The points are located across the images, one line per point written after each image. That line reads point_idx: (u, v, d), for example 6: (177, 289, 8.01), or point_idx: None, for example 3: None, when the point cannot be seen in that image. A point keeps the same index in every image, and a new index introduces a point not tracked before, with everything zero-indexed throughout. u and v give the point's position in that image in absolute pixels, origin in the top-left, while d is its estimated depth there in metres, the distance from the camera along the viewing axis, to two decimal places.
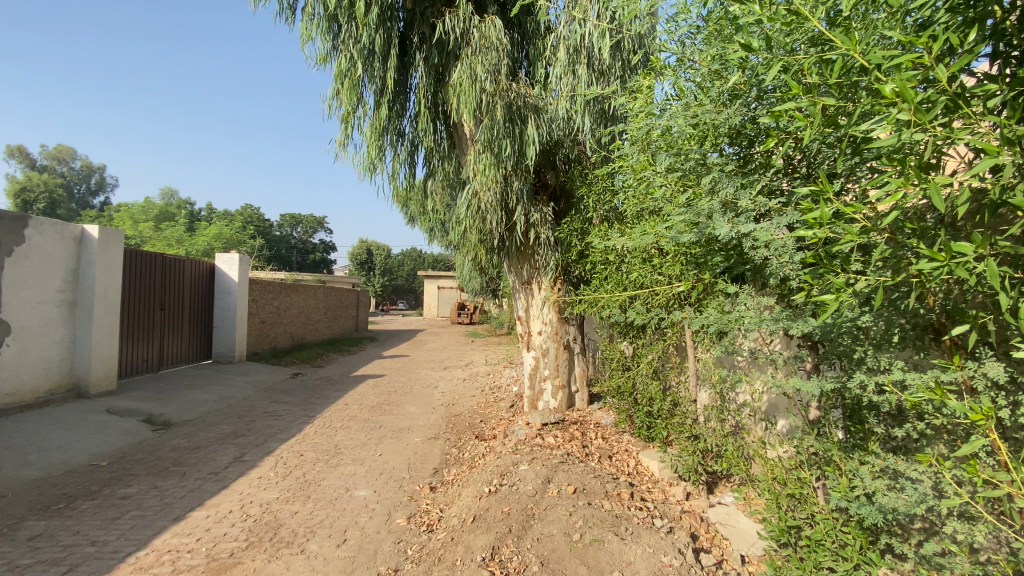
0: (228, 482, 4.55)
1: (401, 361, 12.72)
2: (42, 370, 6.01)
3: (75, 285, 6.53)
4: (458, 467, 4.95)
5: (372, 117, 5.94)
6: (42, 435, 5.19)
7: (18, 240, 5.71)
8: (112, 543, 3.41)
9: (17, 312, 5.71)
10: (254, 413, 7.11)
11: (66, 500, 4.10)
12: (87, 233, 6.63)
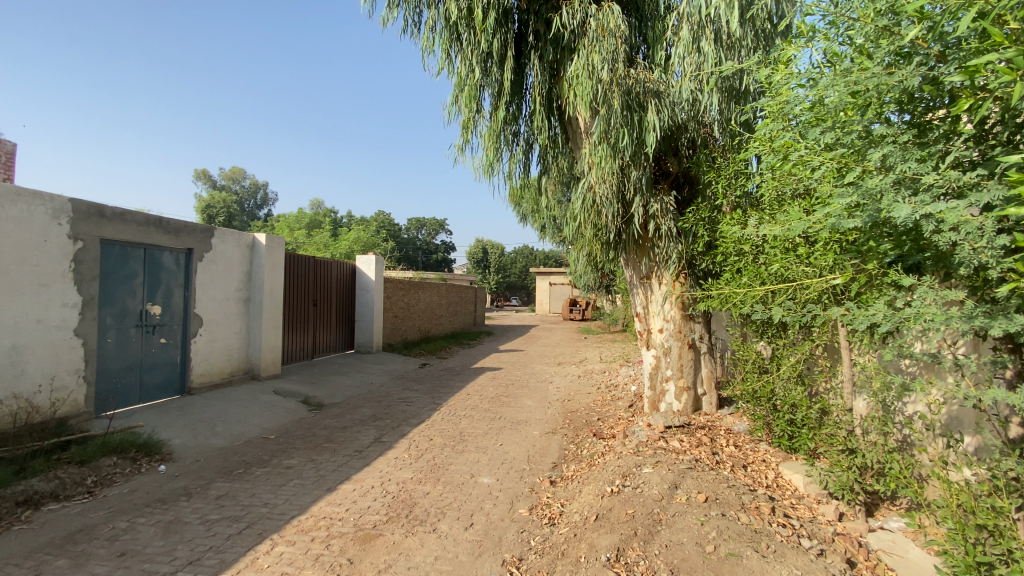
0: (369, 460, 5.04)
1: (517, 356, 13.03)
2: (225, 357, 7.20)
3: (249, 284, 7.70)
4: (578, 464, 4.93)
5: (490, 120, 6.13)
6: (227, 411, 6.21)
7: (207, 248, 6.87)
8: (279, 507, 3.95)
9: (207, 308, 6.89)
10: (389, 399, 7.80)
11: (245, 466, 4.86)
12: (257, 241, 7.78)
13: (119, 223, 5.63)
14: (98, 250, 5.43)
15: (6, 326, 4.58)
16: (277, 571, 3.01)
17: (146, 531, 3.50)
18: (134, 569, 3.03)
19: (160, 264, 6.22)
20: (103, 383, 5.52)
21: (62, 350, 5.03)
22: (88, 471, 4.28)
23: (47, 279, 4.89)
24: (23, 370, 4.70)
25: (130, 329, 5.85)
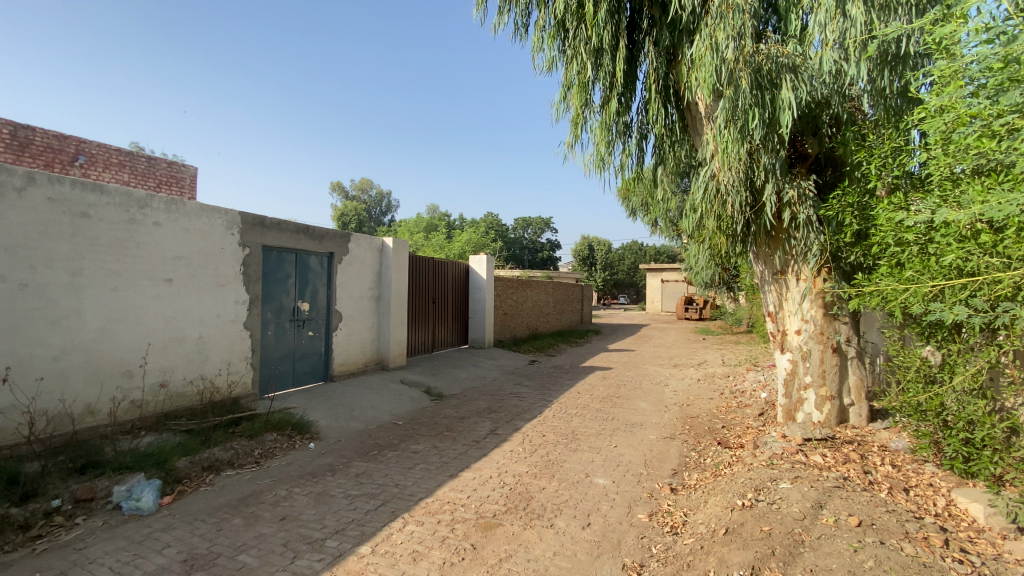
0: (487, 451, 5.23)
1: (628, 356, 12.67)
2: (360, 348, 7.98)
3: (379, 284, 8.42)
4: (701, 473, 4.63)
5: (601, 114, 6.01)
6: (363, 397, 6.87)
7: (344, 251, 7.65)
8: (409, 488, 4.27)
9: (345, 304, 7.68)
10: (502, 393, 8.04)
11: (378, 448, 5.34)
12: (385, 244, 8.48)
13: (277, 231, 6.49)
14: (261, 255, 6.31)
15: (196, 320, 5.53)
16: (409, 548, 3.25)
17: (300, 500, 3.99)
18: (293, 532, 3.47)
19: (307, 266, 7.06)
20: (266, 369, 6.43)
21: (235, 340, 5.95)
22: (255, 444, 5.00)
23: (223, 280, 5.81)
24: (207, 356, 5.64)
25: (286, 323, 6.73)
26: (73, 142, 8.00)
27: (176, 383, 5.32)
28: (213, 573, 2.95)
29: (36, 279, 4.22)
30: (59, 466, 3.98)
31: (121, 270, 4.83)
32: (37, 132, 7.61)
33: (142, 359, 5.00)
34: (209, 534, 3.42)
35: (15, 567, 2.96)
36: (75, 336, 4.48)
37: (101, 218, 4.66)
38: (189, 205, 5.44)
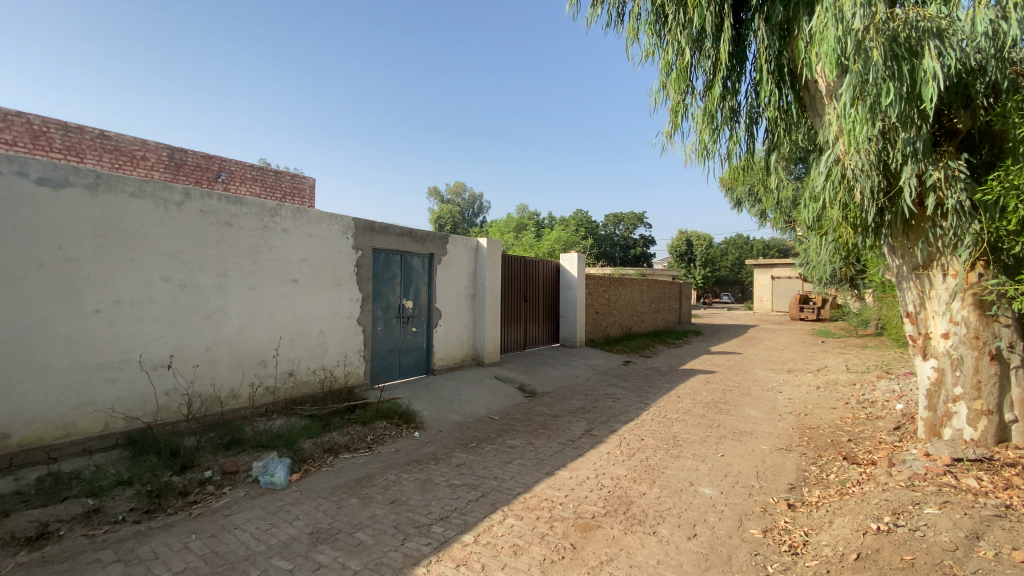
0: (583, 451, 5.19)
1: (732, 359, 11.85)
2: (458, 344, 8.32)
3: (475, 283, 8.71)
4: (823, 490, 4.20)
5: (704, 101, 5.68)
6: (461, 391, 7.15)
7: (444, 252, 8.00)
8: (508, 482, 4.35)
9: (444, 303, 8.02)
10: (597, 393, 7.92)
11: (477, 441, 5.52)
12: (481, 244, 8.73)
13: (384, 235, 6.96)
14: (371, 257, 6.81)
15: (317, 316, 6.10)
16: (510, 541, 3.31)
17: (407, 486, 4.24)
18: (402, 515, 3.69)
19: (411, 266, 7.49)
20: (375, 361, 6.93)
21: (349, 334, 6.48)
22: (367, 430, 5.40)
23: (339, 280, 6.36)
24: (327, 349, 6.21)
25: (392, 319, 7.20)
26: (217, 161, 9.22)
27: (301, 372, 5.92)
28: (334, 547, 3.23)
29: (193, 281, 4.92)
30: (210, 441, 4.60)
31: (257, 272, 5.47)
32: (190, 154, 8.87)
33: (274, 350, 5.64)
34: (330, 511, 3.75)
35: (179, 526, 3.47)
36: (222, 330, 5.16)
37: (241, 227, 5.32)
38: (310, 213, 6.02)
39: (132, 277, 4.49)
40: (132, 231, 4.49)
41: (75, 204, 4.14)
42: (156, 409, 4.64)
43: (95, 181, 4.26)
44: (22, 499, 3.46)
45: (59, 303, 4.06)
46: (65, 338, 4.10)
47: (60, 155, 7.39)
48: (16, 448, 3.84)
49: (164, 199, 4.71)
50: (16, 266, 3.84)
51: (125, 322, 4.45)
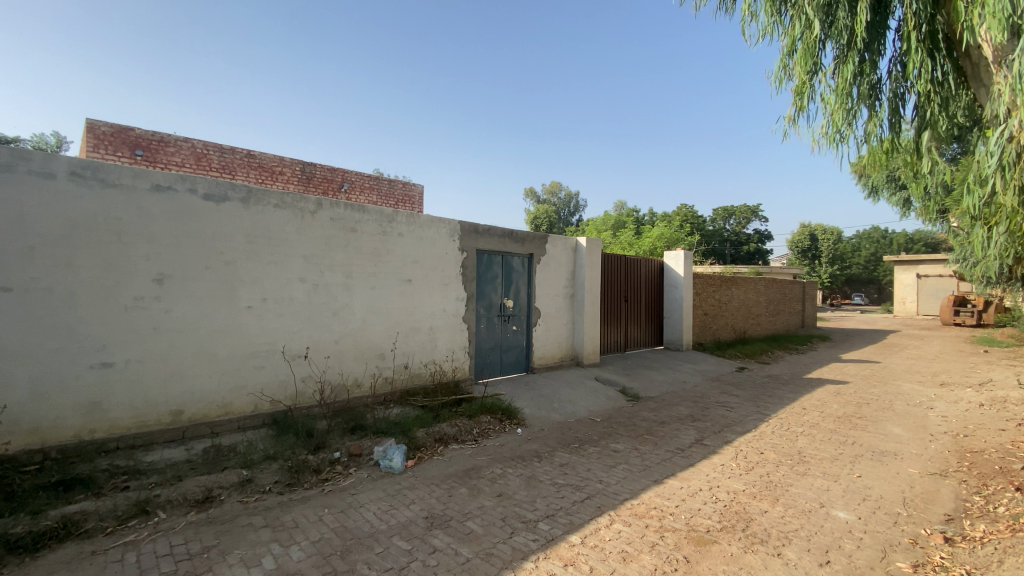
0: (694, 461, 4.92)
1: (869, 368, 10.48)
2: (558, 344, 8.34)
3: (575, 282, 8.65)
4: (994, 526, 3.55)
5: (836, 79, 5.10)
6: (562, 391, 7.15)
7: (544, 252, 8.06)
8: (613, 487, 4.26)
9: (543, 302, 8.08)
10: (706, 401, 7.46)
11: (580, 442, 5.48)
12: (580, 243, 8.65)
13: (487, 236, 7.19)
14: (475, 258, 7.07)
15: (428, 314, 6.48)
16: (618, 547, 3.24)
17: (513, 481, 4.33)
18: (509, 509, 3.78)
19: (512, 266, 7.64)
20: (479, 358, 7.19)
21: (456, 331, 6.79)
22: (473, 424, 5.61)
23: (447, 280, 6.69)
24: (436, 344, 6.57)
25: (495, 318, 7.41)
26: (340, 173, 10.19)
27: (414, 366, 6.33)
28: (447, 533, 3.40)
29: (324, 281, 5.48)
30: (338, 425, 5.10)
31: (376, 273, 5.94)
32: (318, 167, 9.92)
33: (391, 344, 6.09)
34: (442, 498, 3.95)
35: (313, 500, 3.88)
36: (347, 325, 5.68)
37: (363, 232, 5.80)
38: (422, 217, 6.39)
39: (275, 277, 5.12)
40: (275, 238, 5.11)
41: (232, 215, 4.81)
42: (294, 394, 5.25)
43: (247, 195, 4.91)
44: (195, 465, 4.11)
45: (220, 300, 4.75)
46: (226, 330, 4.80)
47: (217, 172, 8.71)
48: (189, 422, 4.58)
49: (300, 209, 5.29)
50: (189, 268, 4.57)
51: (270, 317, 5.08)
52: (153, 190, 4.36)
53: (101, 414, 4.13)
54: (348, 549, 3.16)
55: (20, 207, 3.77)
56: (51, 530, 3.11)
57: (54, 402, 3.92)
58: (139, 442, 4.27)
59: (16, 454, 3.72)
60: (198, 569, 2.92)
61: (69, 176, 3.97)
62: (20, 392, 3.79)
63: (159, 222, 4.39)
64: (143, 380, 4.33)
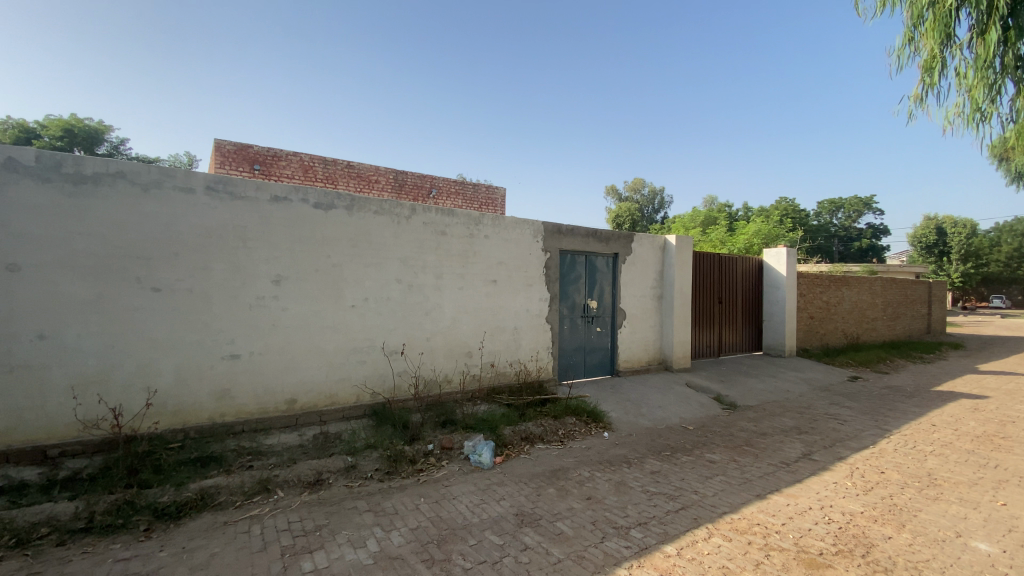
0: (801, 477, 4.53)
1: (1017, 382, 9.01)
2: (645, 347, 8.08)
3: (663, 282, 8.32)
4: None
5: (974, 50, 4.47)
6: (651, 396, 6.92)
7: (630, 251, 7.84)
8: (710, 499, 4.04)
9: (630, 303, 7.86)
10: (814, 412, 6.83)
11: (671, 450, 5.26)
12: (669, 242, 8.30)
13: (570, 237, 7.14)
14: (559, 258, 7.05)
15: (513, 314, 6.57)
16: (718, 562, 3.06)
17: (602, 485, 4.26)
18: (599, 514, 3.72)
19: (596, 266, 7.52)
20: (563, 359, 7.17)
21: (540, 332, 6.83)
22: (559, 424, 5.58)
23: (532, 280, 6.74)
24: (521, 344, 6.64)
25: (579, 319, 7.34)
26: (429, 179, 10.66)
27: (500, 365, 6.45)
28: (538, 532, 3.42)
29: (417, 282, 5.75)
30: (430, 419, 5.32)
31: (465, 273, 6.13)
32: (409, 174, 10.45)
33: (478, 343, 6.26)
34: (532, 497, 3.98)
35: (409, 489, 4.09)
36: (438, 324, 5.91)
37: (452, 235, 6.02)
38: (507, 219, 6.49)
39: (374, 279, 5.46)
40: (374, 242, 5.45)
41: (338, 222, 5.21)
42: (391, 388, 5.57)
43: (350, 202, 5.28)
44: (306, 449, 4.50)
45: (327, 300, 5.16)
46: (333, 327, 5.20)
47: (322, 183, 9.51)
48: (301, 409, 5.02)
49: (396, 214, 5.59)
50: (301, 271, 5.01)
51: (370, 315, 5.43)
52: (272, 201, 4.84)
53: (231, 400, 4.66)
54: (444, 539, 3.29)
55: (168, 218, 4.36)
56: (193, 500, 3.56)
57: (194, 388, 4.49)
58: (260, 426, 4.76)
59: (165, 431, 4.31)
60: (312, 545, 3.18)
61: (206, 190, 4.52)
62: (168, 378, 4.38)
63: (278, 229, 4.87)
64: (264, 371, 4.82)
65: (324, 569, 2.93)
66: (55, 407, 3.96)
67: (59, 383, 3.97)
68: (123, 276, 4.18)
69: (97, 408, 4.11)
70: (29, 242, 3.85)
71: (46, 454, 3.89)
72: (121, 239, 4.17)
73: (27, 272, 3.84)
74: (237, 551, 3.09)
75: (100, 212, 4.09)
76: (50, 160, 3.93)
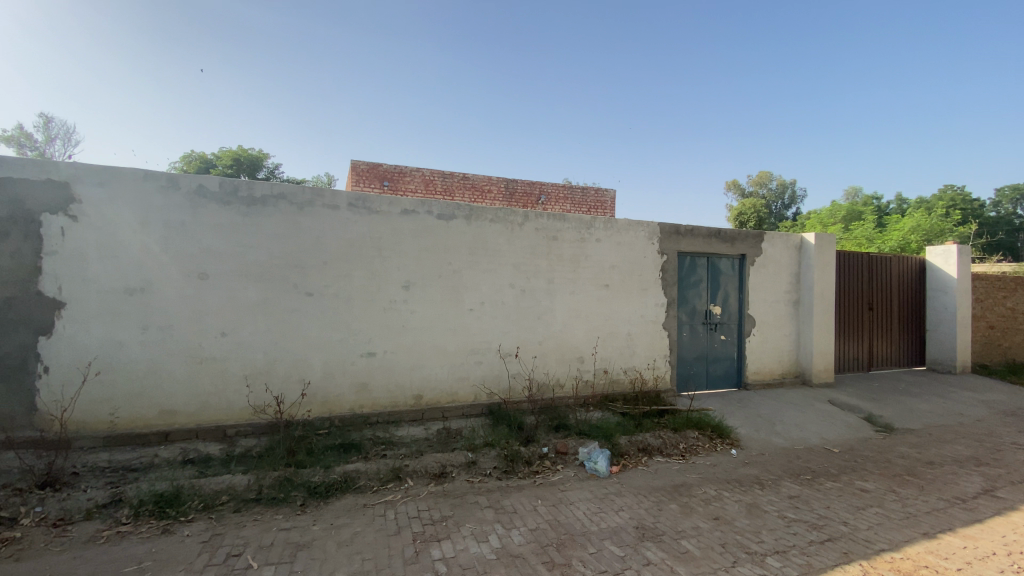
0: (985, 517, 3.79)
1: None
2: (776, 357, 7.36)
3: (798, 285, 7.50)
4: None
5: None
6: (785, 412, 6.28)
7: (758, 252, 7.19)
8: (864, 533, 3.54)
9: (759, 310, 7.21)
10: (999, 441, 5.68)
11: (812, 474, 4.71)
12: (805, 240, 7.47)
13: (690, 237, 6.77)
14: (677, 261, 6.72)
15: (628, 319, 6.39)
16: None
17: (731, 506, 3.95)
18: (729, 536, 3.45)
19: (718, 269, 7.03)
20: (682, 368, 6.80)
21: (657, 338, 6.56)
22: (680, 436, 5.27)
23: (647, 285, 6.50)
24: (635, 351, 6.44)
25: (699, 326, 6.92)
26: (538, 186, 10.82)
27: (614, 371, 6.31)
28: (660, 547, 3.27)
29: (530, 286, 5.86)
30: (544, 422, 5.37)
31: (578, 278, 6.11)
32: (519, 181, 10.72)
33: (591, 349, 6.19)
34: (652, 511, 3.83)
35: (527, 490, 4.16)
36: (551, 328, 5.96)
37: (564, 239, 6.03)
38: (621, 222, 6.34)
39: (491, 283, 5.67)
40: (491, 248, 5.66)
41: (458, 231, 5.51)
42: (507, 389, 5.74)
43: (468, 212, 5.55)
44: (431, 443, 4.80)
45: (449, 304, 5.47)
46: (454, 329, 5.50)
47: (441, 195, 10.16)
48: (426, 405, 5.37)
49: (510, 222, 5.75)
50: (426, 276, 5.38)
51: (487, 319, 5.65)
52: (402, 214, 5.26)
53: (367, 393, 5.14)
54: (563, 543, 3.29)
55: (318, 232, 4.95)
56: (337, 482, 3.98)
57: (337, 381, 5.04)
58: (391, 419, 5.18)
59: (314, 418, 4.89)
60: (439, 535, 3.38)
61: (347, 207, 5.05)
62: (318, 371, 4.96)
63: (407, 239, 5.28)
64: (394, 369, 5.25)
65: (451, 559, 3.09)
66: (232, 393, 4.69)
67: (235, 373, 4.70)
68: (283, 282, 4.83)
69: (263, 395, 4.79)
70: (215, 255, 4.62)
71: (226, 432, 4.62)
72: (282, 251, 4.83)
73: (213, 279, 4.62)
74: (375, 532, 3.39)
75: (266, 228, 4.77)
76: (229, 186, 4.67)
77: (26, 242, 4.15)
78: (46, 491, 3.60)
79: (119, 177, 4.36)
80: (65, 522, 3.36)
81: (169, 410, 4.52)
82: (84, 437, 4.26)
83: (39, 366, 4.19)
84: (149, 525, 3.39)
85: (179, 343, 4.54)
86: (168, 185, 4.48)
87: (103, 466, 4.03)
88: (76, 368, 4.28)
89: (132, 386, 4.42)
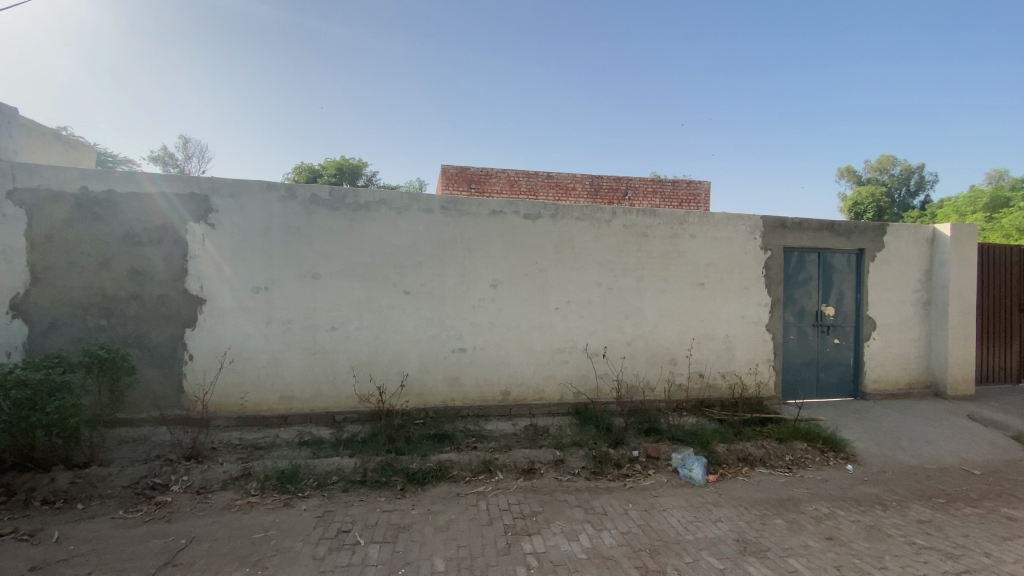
0: None
1: None
2: (901, 365, 6.55)
3: (930, 284, 6.62)
4: None
5: None
6: (911, 426, 5.58)
7: (880, 246, 6.45)
8: (1012, 567, 3.07)
9: (880, 311, 6.46)
10: None
11: (947, 497, 4.15)
12: (939, 233, 6.56)
13: (797, 232, 6.23)
14: (782, 257, 6.22)
15: (725, 320, 6.03)
16: None
17: (847, 525, 3.60)
18: (845, 558, 3.15)
19: (830, 265, 6.41)
20: (788, 375, 6.29)
21: (758, 341, 6.13)
22: (786, 447, 4.86)
23: (747, 284, 6.09)
24: (734, 355, 6.06)
25: (808, 328, 6.35)
26: (624, 182, 10.60)
27: (710, 375, 5.99)
28: (765, 564, 3.07)
29: (618, 285, 5.74)
30: (633, 425, 5.23)
31: (669, 276, 5.88)
32: (604, 178, 10.56)
33: (684, 351, 5.93)
34: (754, 524, 3.59)
35: (617, 492, 4.08)
36: (641, 328, 5.80)
37: (655, 236, 5.83)
38: (717, 216, 5.99)
39: (577, 282, 5.64)
40: (577, 247, 5.63)
41: (545, 230, 5.54)
42: (594, 389, 5.67)
43: (555, 211, 5.57)
44: (519, 438, 4.88)
45: (536, 302, 5.53)
46: (540, 327, 5.55)
47: (526, 195, 10.29)
48: (515, 401, 5.47)
49: (597, 219, 5.67)
50: (514, 276, 5.48)
51: (573, 318, 5.63)
52: (491, 215, 5.39)
53: (459, 387, 5.35)
54: (657, 550, 3.20)
55: (414, 234, 5.24)
56: (433, 470, 4.17)
57: (431, 375, 5.30)
58: (482, 412, 5.34)
59: (412, 409, 5.18)
60: (530, 529, 3.43)
61: (440, 210, 5.29)
62: (414, 364, 5.26)
63: (495, 239, 5.41)
64: (483, 365, 5.41)
65: (542, 554, 3.13)
66: (341, 382, 5.11)
67: (343, 364, 5.12)
68: (385, 281, 5.18)
69: (367, 385, 5.17)
70: (326, 256, 5.06)
71: (335, 418, 5.04)
72: (383, 252, 5.17)
73: (325, 279, 5.07)
74: (469, 521, 3.52)
75: (369, 231, 5.14)
76: (338, 194, 5.08)
77: (175, 247, 4.83)
78: (191, 462, 4.17)
79: (247, 189, 4.93)
80: (205, 490, 3.87)
81: (288, 396, 5.03)
82: (220, 416, 4.87)
83: (185, 354, 4.85)
84: (272, 498, 3.80)
85: (297, 336, 5.04)
86: (287, 195, 4.98)
87: (234, 443, 4.59)
88: (214, 356, 4.91)
89: (258, 373, 4.98)
